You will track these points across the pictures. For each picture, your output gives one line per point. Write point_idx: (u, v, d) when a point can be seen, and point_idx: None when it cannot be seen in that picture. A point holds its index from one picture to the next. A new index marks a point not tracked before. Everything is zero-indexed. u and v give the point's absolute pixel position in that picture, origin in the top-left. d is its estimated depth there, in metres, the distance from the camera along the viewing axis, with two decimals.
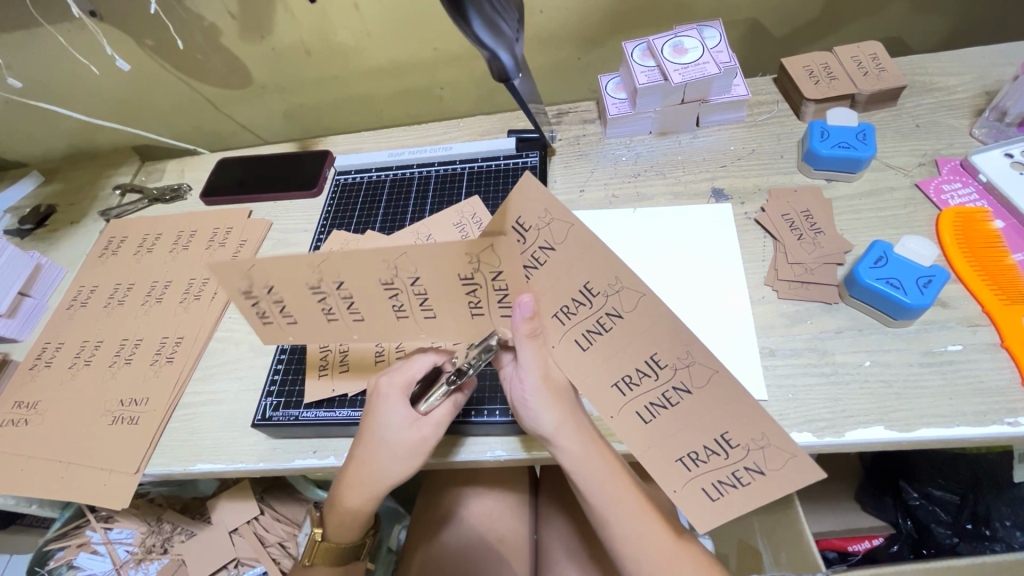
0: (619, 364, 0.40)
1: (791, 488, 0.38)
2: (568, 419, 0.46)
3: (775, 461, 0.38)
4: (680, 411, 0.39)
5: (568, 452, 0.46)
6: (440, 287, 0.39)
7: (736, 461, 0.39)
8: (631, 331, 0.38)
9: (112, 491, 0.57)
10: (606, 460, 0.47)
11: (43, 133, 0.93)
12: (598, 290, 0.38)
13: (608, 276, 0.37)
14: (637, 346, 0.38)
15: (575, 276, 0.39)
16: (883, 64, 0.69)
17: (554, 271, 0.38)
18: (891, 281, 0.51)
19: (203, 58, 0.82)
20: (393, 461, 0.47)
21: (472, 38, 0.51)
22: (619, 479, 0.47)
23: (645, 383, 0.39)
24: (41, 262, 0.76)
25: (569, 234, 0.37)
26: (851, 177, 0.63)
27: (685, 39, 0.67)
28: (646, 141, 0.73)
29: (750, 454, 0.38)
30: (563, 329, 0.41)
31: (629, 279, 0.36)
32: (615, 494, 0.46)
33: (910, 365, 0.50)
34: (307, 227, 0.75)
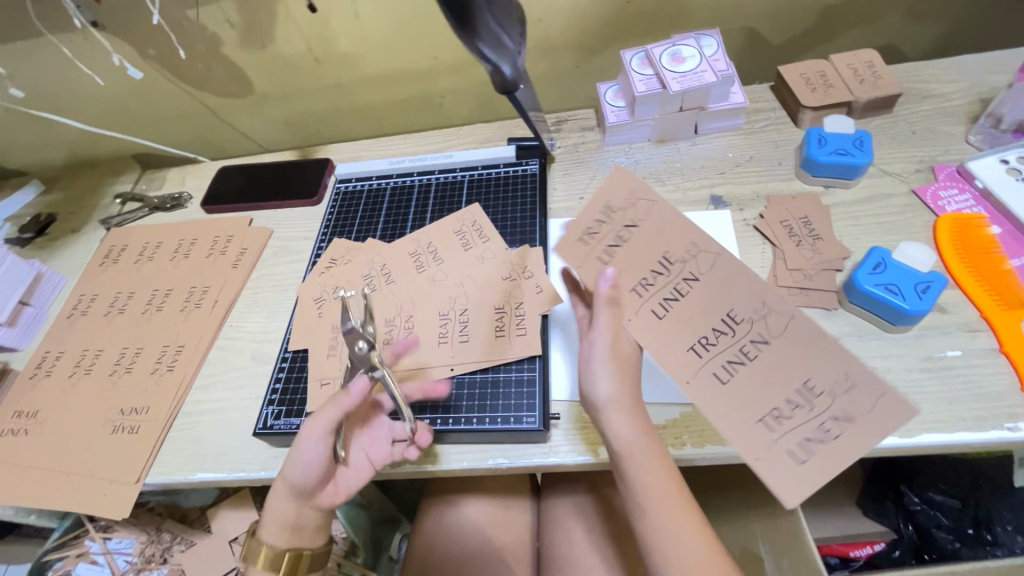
0: (697, 318, 0.42)
1: (885, 435, 0.36)
2: (627, 398, 0.44)
3: (862, 407, 0.37)
4: (757, 368, 0.40)
5: (624, 432, 0.44)
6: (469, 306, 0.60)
7: (819, 407, 0.38)
8: (710, 293, 0.41)
9: (112, 501, 0.57)
10: (656, 452, 0.44)
11: (44, 142, 0.94)
12: (675, 259, 0.43)
13: (685, 243, 0.43)
14: (716, 304, 0.41)
15: (656, 248, 0.44)
16: (878, 72, 0.70)
17: (643, 241, 0.44)
18: (889, 287, 0.52)
19: (204, 68, 0.83)
20: (296, 476, 0.49)
21: (477, 52, 0.52)
22: (670, 475, 0.44)
23: (722, 340, 0.41)
24: (41, 271, 0.76)
25: (653, 213, 0.44)
26: (849, 184, 0.64)
27: (682, 48, 0.68)
28: (645, 149, 0.74)
29: (834, 403, 0.37)
30: (641, 302, 0.43)
31: (696, 236, 0.42)
32: (660, 488, 0.43)
33: (909, 370, 0.50)
34: (307, 235, 0.76)
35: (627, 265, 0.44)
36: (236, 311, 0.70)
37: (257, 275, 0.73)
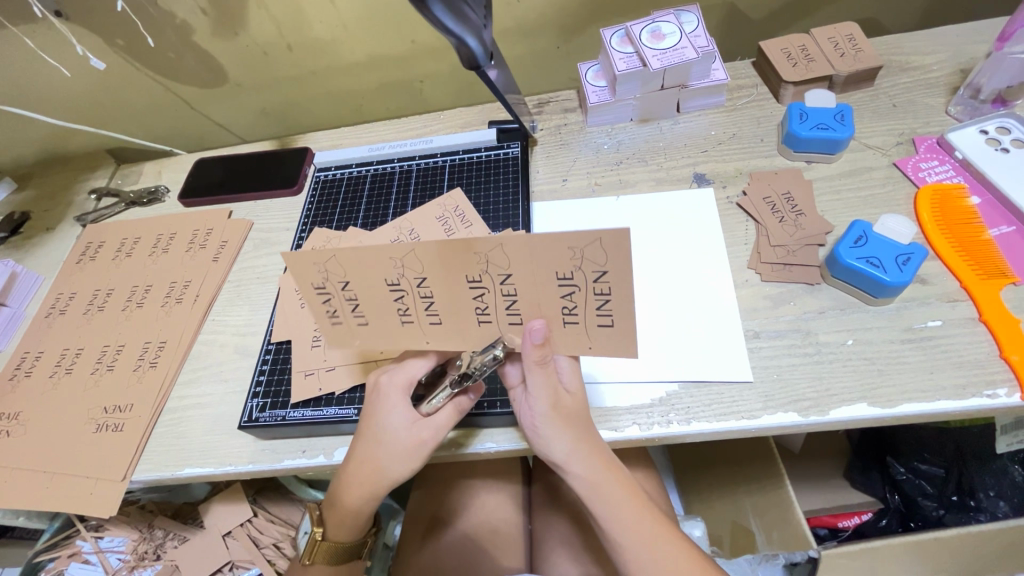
0: (459, 301, 0.39)
1: (627, 262, 0.35)
2: (584, 448, 0.45)
3: (597, 257, 0.35)
4: (525, 289, 0.38)
5: (582, 480, 0.44)
6: (444, 291, 0.39)
7: (581, 278, 0.36)
8: (439, 281, 0.38)
9: (99, 499, 0.56)
10: (619, 486, 0.45)
11: (12, 138, 0.91)
12: (396, 279, 0.39)
13: (386, 262, 0.37)
14: (450, 279, 0.38)
15: (375, 279, 0.39)
16: (859, 45, 0.69)
17: (369, 289, 0.40)
18: (870, 261, 0.52)
19: (175, 57, 0.81)
20: (393, 461, 0.46)
21: (442, 22, 0.50)
22: (633, 507, 0.45)
23: (489, 301, 0.39)
24: (15, 271, 0.74)
25: (343, 264, 0.38)
26: (830, 158, 0.64)
27: (662, 25, 0.67)
28: (627, 129, 0.73)
29: (584, 268, 0.36)
30: (419, 324, 0.42)
31: (388, 253, 0.37)
32: (634, 525, 0.44)
33: (891, 342, 0.51)
34: (289, 225, 0.74)
35: (380, 313, 0.41)
36: (218, 305, 0.69)
37: (239, 268, 0.72)
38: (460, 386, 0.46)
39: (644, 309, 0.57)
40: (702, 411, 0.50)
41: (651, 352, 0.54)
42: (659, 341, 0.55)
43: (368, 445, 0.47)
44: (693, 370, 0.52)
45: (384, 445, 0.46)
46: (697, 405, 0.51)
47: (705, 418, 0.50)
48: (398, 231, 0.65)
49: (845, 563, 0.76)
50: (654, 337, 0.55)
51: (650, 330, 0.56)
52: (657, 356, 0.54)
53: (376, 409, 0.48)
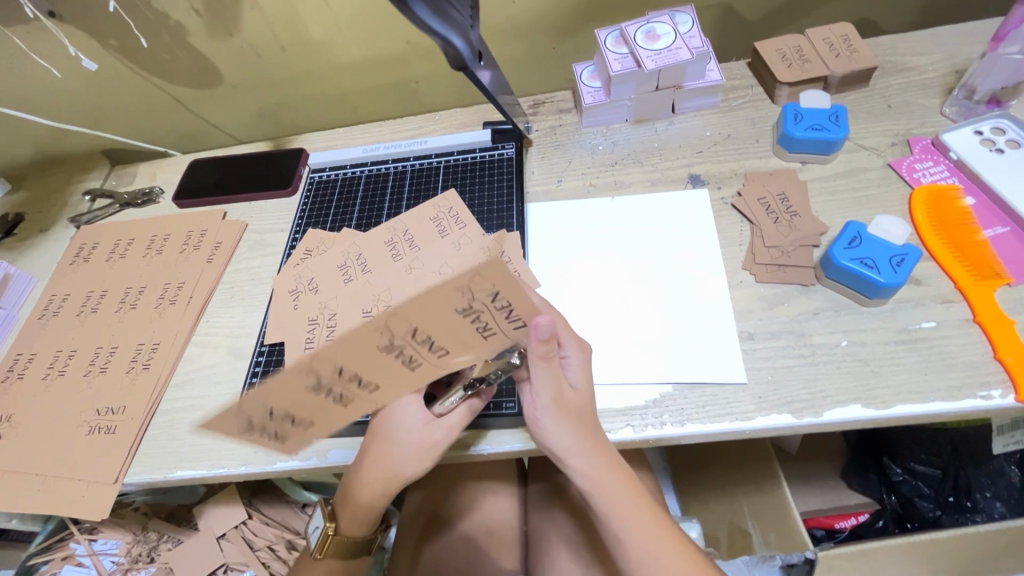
0: (387, 364, 0.39)
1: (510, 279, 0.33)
2: (584, 443, 0.45)
3: (483, 285, 0.33)
4: (437, 330, 0.37)
5: (582, 473, 0.44)
6: (365, 364, 0.38)
7: (479, 305, 0.35)
8: (361, 359, 0.38)
9: (91, 502, 0.56)
10: (620, 481, 0.45)
11: (5, 139, 0.91)
12: (321, 383, 0.39)
13: (302, 376, 0.37)
14: (365, 354, 0.37)
15: (293, 390, 0.38)
16: (854, 46, 0.69)
17: (292, 401, 0.39)
18: (864, 261, 0.52)
19: (169, 58, 0.81)
20: (406, 461, 0.47)
21: (427, 21, 0.49)
22: (633, 501, 0.45)
23: (413, 356, 0.38)
24: (9, 272, 0.74)
25: (254, 400, 0.37)
26: (825, 159, 0.64)
27: (657, 25, 0.67)
28: (622, 129, 0.73)
29: (476, 296, 0.34)
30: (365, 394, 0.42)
31: (298, 371, 0.36)
32: (632, 518, 0.44)
33: (885, 343, 0.51)
34: (283, 227, 0.74)
35: (315, 406, 0.41)
36: (212, 306, 0.69)
37: (233, 269, 0.72)
38: (474, 389, 0.46)
39: (638, 311, 0.57)
40: (696, 413, 0.50)
41: (646, 354, 0.54)
42: (653, 343, 0.54)
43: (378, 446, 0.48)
44: (687, 371, 0.52)
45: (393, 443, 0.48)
46: (691, 406, 0.51)
47: (699, 420, 0.50)
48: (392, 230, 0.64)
49: (841, 564, 0.76)
50: (648, 339, 0.55)
51: (644, 333, 0.55)
52: (651, 357, 0.54)
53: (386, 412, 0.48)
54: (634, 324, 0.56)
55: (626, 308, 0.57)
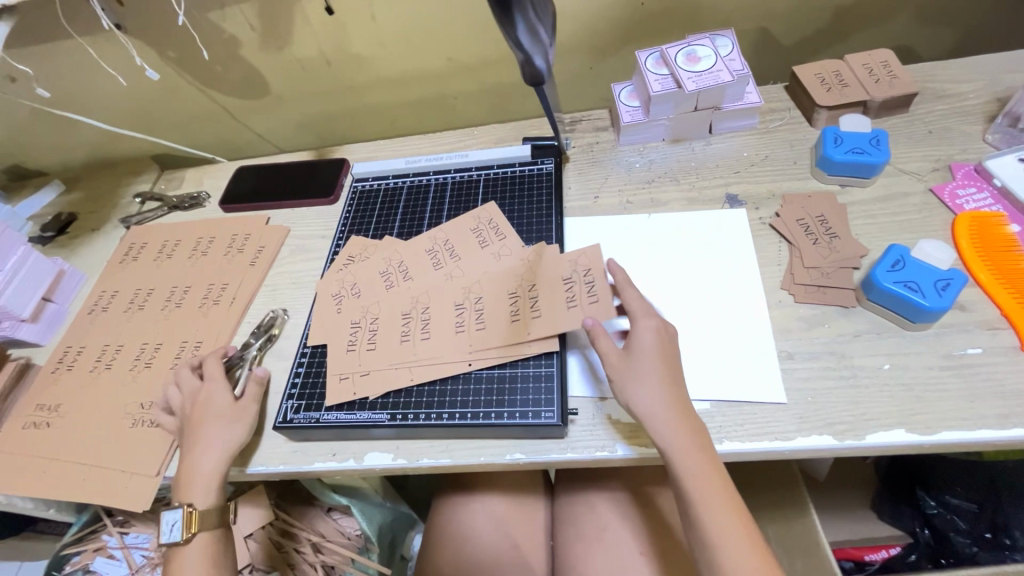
0: (450, 335, 0.57)
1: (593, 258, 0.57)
2: (689, 438, 0.46)
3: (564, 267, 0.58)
4: (495, 305, 0.58)
5: (667, 437, 0.46)
6: (438, 338, 0.58)
7: (576, 279, 0.57)
8: (429, 337, 0.58)
9: (133, 494, 0.57)
10: (702, 455, 0.46)
11: (64, 142, 0.95)
12: (401, 351, 0.58)
13: (385, 357, 0.58)
14: (426, 332, 0.58)
15: (384, 357, 0.58)
16: (894, 72, 0.70)
17: (383, 368, 0.57)
18: (908, 285, 0.51)
19: (222, 70, 0.84)
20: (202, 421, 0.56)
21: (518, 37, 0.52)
22: (714, 478, 0.45)
23: (466, 316, 0.58)
24: (63, 268, 0.77)
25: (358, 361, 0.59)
26: (865, 183, 0.64)
27: (697, 48, 0.69)
28: (659, 148, 0.74)
29: (575, 275, 0.57)
30: (430, 356, 0.57)
31: (389, 347, 0.58)
32: (711, 496, 0.44)
33: (929, 368, 0.50)
34: (324, 233, 0.76)
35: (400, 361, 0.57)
36: (254, 308, 0.71)
37: (275, 273, 0.74)
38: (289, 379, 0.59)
39: (674, 327, 0.57)
40: (735, 431, 0.50)
41: (683, 370, 0.54)
42: (689, 360, 0.55)
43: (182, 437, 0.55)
44: (728, 389, 0.52)
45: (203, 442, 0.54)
46: (730, 423, 0.50)
47: (738, 437, 0.50)
48: (433, 240, 0.66)
49: None
50: (685, 355, 0.55)
51: (679, 349, 0.56)
52: (687, 373, 0.54)
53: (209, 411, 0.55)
54: None
55: None
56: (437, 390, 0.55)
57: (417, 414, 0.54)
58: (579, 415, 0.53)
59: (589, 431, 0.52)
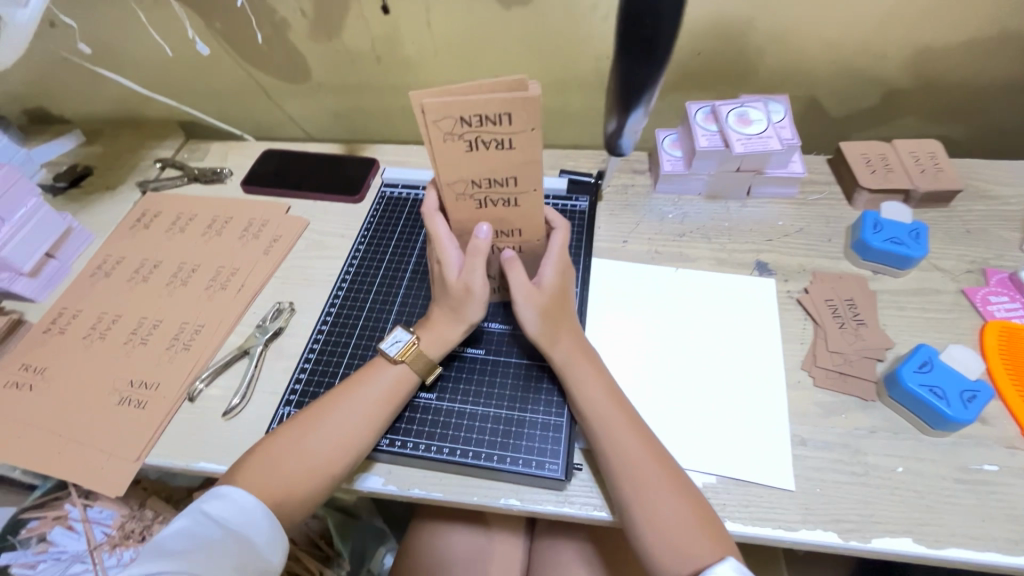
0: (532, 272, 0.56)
1: (449, 103, 0.40)
2: (632, 430, 0.49)
3: (440, 121, 0.42)
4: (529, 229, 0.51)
5: (601, 416, 0.49)
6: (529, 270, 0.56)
7: (469, 133, 0.42)
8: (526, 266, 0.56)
9: (108, 477, 0.55)
10: (639, 443, 0.48)
11: (94, 94, 0.94)
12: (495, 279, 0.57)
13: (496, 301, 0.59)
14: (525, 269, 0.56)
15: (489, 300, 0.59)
16: (940, 164, 0.69)
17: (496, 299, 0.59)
18: (933, 390, 0.50)
19: (267, 50, 0.83)
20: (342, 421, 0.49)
21: (629, 123, 0.58)
22: (661, 473, 0.47)
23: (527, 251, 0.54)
24: (71, 226, 0.74)
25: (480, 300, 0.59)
26: (898, 273, 0.63)
27: (750, 110, 0.68)
28: (694, 202, 0.73)
29: (470, 125, 0.42)
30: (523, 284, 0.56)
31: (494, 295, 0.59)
32: (645, 469, 0.47)
33: (943, 479, 0.49)
34: (344, 233, 0.75)
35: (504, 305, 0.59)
36: (261, 298, 0.68)
37: (288, 265, 0.72)
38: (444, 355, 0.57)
39: (690, 393, 0.56)
40: (738, 512, 0.49)
41: (693, 443, 0.52)
42: (699, 432, 0.53)
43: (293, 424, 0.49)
44: (735, 466, 0.51)
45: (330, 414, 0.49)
46: (734, 503, 0.49)
47: (740, 519, 0.48)
48: (453, 136, 0.42)
49: None
50: (698, 425, 0.54)
51: (692, 419, 0.54)
52: (697, 446, 0.52)
53: (353, 381, 0.52)
54: (684, 409, 0.55)
55: (677, 387, 0.56)
56: (440, 420, 0.52)
57: (416, 444, 0.51)
58: (582, 470, 0.51)
59: (588, 486, 0.50)
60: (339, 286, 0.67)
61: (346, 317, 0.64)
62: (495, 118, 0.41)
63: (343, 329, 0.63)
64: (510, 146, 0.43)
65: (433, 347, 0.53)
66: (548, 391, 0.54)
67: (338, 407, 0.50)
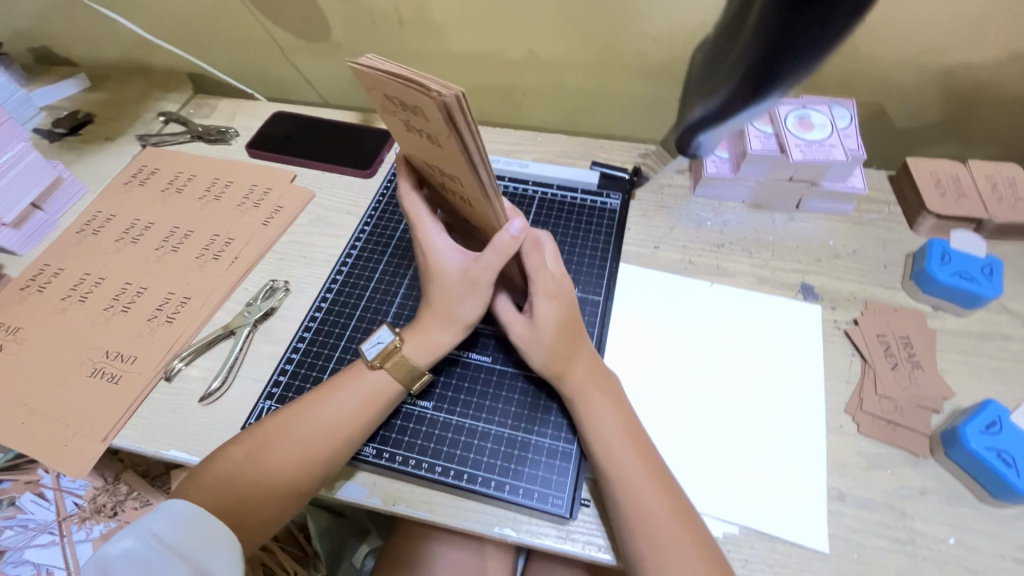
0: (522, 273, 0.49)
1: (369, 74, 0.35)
2: (652, 477, 0.42)
3: (371, 88, 0.37)
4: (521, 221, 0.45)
5: (616, 458, 0.43)
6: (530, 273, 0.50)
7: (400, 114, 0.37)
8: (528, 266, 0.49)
9: (71, 457, 0.50)
10: (659, 495, 0.42)
11: (102, 36, 0.88)
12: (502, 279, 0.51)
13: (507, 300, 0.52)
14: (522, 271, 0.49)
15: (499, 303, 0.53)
16: (1021, 192, 0.61)
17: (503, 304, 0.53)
18: (1002, 455, 0.44)
19: (284, 2, 0.76)
20: (314, 424, 0.44)
21: (732, 125, 0.49)
22: (680, 532, 0.40)
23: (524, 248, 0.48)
24: (62, 176, 0.69)
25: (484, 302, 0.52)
26: (963, 312, 0.56)
27: (812, 113, 0.60)
28: (736, 210, 0.66)
29: (398, 111, 0.37)
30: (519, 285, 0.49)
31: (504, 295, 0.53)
32: (663, 526, 0.40)
33: (1001, 557, 0.43)
34: (351, 209, 0.69)
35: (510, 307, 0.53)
36: (255, 274, 0.63)
37: (287, 239, 0.66)
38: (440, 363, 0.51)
39: (715, 428, 0.50)
40: (761, 571, 0.43)
41: (713, 485, 0.47)
42: (721, 474, 0.47)
43: (266, 423, 0.45)
44: (760, 517, 0.45)
45: (298, 425, 0.44)
46: (756, 560, 0.43)
47: None
48: (390, 112, 0.38)
49: None
50: (720, 467, 0.48)
51: (715, 458, 0.48)
52: (717, 489, 0.47)
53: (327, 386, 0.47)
54: (708, 444, 0.49)
55: (700, 418, 0.50)
56: (435, 433, 0.47)
57: (407, 459, 0.46)
58: (590, 505, 0.45)
59: (593, 524, 0.44)
60: (338, 269, 0.62)
61: (342, 304, 0.59)
62: (409, 109, 0.35)
63: (338, 318, 0.58)
64: (436, 143, 0.36)
65: (418, 352, 0.47)
66: (555, 416, 0.48)
67: (310, 417, 0.45)
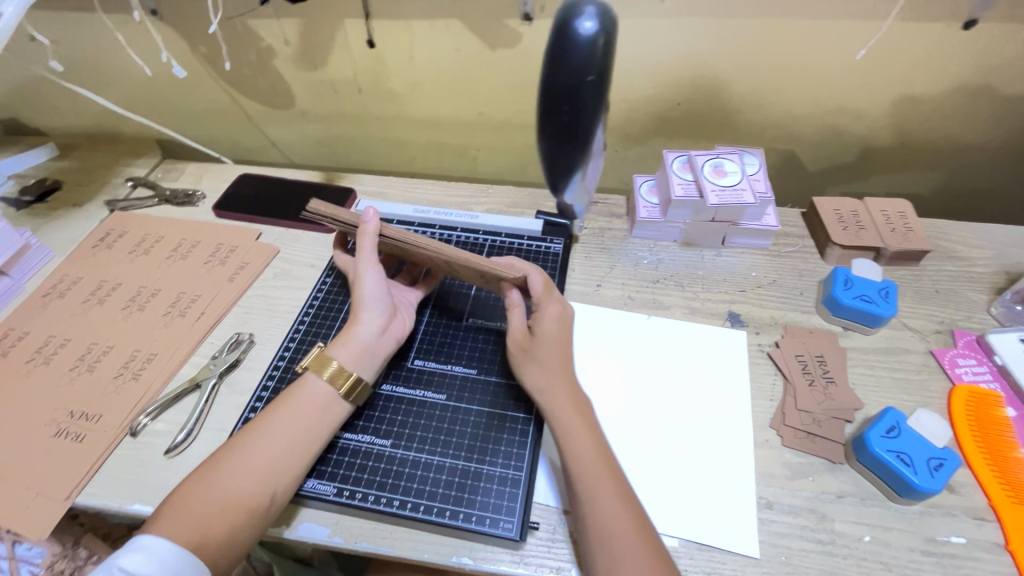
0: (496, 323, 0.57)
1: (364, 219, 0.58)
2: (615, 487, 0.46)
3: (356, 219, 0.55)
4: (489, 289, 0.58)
5: (586, 470, 0.47)
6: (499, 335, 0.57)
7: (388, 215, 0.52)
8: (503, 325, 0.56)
9: (31, 518, 0.51)
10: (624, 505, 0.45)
11: (73, 108, 0.92)
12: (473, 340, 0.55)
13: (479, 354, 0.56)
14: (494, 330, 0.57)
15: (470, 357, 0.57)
16: (910, 224, 0.70)
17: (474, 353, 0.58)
18: (901, 456, 0.49)
19: (249, 75, 0.82)
20: (260, 457, 0.46)
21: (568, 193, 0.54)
22: (637, 536, 0.44)
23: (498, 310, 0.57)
24: (29, 243, 0.72)
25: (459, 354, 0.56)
26: (869, 331, 0.63)
27: (725, 162, 0.68)
28: (669, 248, 0.73)
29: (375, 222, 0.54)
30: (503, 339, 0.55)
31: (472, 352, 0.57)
32: (621, 531, 0.43)
33: (910, 549, 0.47)
34: (314, 262, 0.73)
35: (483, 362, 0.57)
36: (220, 328, 0.66)
37: (252, 294, 0.69)
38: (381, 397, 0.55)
39: (657, 448, 0.54)
40: None
41: (658, 500, 0.51)
42: (664, 489, 0.51)
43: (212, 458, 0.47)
44: (700, 528, 0.49)
45: (246, 464, 0.46)
46: (696, 568, 0.47)
47: None
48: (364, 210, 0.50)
49: None
50: (661, 483, 0.52)
51: (660, 472, 0.53)
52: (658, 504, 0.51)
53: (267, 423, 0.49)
54: (653, 460, 0.53)
55: (644, 439, 0.55)
56: (394, 469, 0.50)
57: (365, 495, 0.49)
58: (539, 528, 0.48)
59: (544, 547, 0.47)
60: (301, 320, 0.65)
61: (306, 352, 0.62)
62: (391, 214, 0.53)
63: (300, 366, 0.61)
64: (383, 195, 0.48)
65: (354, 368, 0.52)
66: (503, 447, 0.52)
67: (257, 455, 0.47)
